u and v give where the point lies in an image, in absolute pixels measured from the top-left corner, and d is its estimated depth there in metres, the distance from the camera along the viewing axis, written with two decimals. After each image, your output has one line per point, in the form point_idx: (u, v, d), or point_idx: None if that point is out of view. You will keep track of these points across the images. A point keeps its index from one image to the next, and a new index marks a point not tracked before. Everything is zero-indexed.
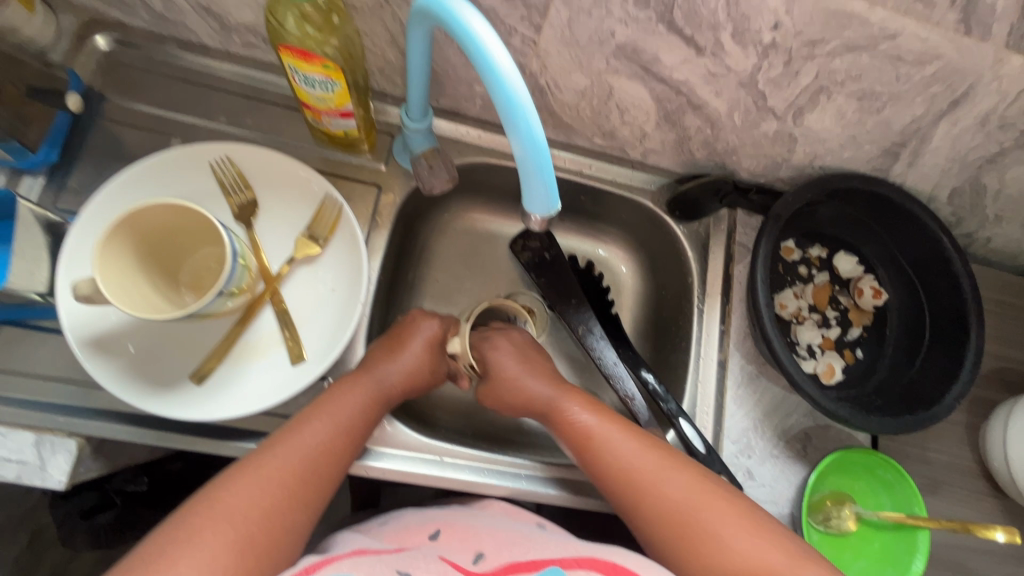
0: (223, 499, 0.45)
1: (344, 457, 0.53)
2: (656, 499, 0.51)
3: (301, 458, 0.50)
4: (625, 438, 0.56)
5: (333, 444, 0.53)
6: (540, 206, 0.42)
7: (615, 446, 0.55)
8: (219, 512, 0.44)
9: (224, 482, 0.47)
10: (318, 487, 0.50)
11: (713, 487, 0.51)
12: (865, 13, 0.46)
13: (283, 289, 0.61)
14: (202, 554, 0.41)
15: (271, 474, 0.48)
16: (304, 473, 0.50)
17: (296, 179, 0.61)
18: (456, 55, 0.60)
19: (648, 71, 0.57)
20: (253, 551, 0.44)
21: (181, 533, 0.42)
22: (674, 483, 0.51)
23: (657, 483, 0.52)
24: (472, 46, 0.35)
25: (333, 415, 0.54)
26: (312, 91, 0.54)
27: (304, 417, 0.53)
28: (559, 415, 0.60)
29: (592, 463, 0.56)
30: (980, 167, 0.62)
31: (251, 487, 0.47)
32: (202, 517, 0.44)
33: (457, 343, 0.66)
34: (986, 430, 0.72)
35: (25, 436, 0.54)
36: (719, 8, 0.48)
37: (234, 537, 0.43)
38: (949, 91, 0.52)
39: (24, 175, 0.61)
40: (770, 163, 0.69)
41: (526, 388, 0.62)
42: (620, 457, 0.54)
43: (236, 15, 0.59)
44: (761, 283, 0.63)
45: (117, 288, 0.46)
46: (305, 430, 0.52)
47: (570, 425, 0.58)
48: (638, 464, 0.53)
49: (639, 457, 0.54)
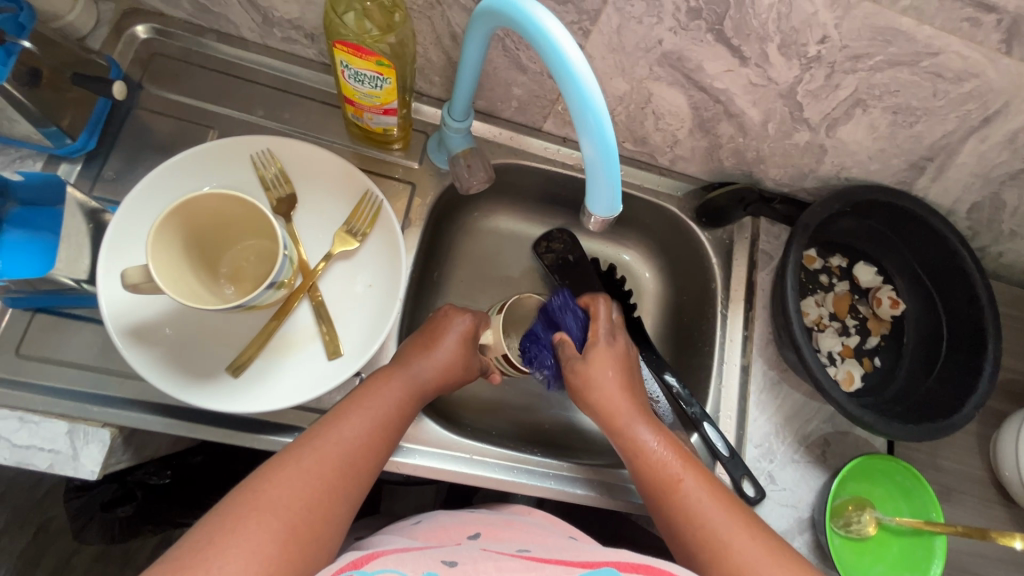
0: (267, 491, 0.45)
1: (383, 449, 0.54)
2: (739, 570, 0.49)
3: (342, 450, 0.50)
4: (713, 502, 0.53)
5: (371, 437, 0.53)
6: (603, 207, 0.43)
7: (701, 510, 0.53)
8: (264, 504, 0.44)
9: (266, 473, 0.47)
10: (358, 481, 0.50)
11: (799, 570, 0.49)
12: (912, 30, 0.47)
13: (320, 284, 0.61)
14: (247, 543, 0.42)
15: (312, 467, 0.48)
16: (344, 467, 0.50)
17: (336, 174, 0.62)
18: (500, 57, 0.61)
19: (689, 79, 0.58)
20: (296, 542, 0.44)
21: (226, 522, 0.42)
22: (758, 559, 0.49)
23: (740, 557, 0.50)
24: (548, 48, 0.36)
25: (369, 412, 0.54)
26: (360, 87, 0.54)
27: (343, 411, 0.54)
28: (649, 466, 0.57)
29: (670, 519, 0.54)
30: (1003, 184, 0.64)
31: (292, 477, 0.47)
32: (246, 505, 0.44)
33: (490, 334, 0.67)
34: (997, 440, 0.74)
35: (58, 426, 0.53)
36: (770, 21, 0.49)
37: (277, 528, 0.43)
38: (982, 109, 0.54)
39: (62, 162, 0.61)
40: (797, 173, 0.70)
41: (619, 422, 0.60)
42: (705, 521, 0.52)
43: (282, 9, 0.60)
44: (790, 289, 0.65)
45: (167, 275, 0.46)
46: (344, 425, 0.52)
47: (657, 475, 0.56)
48: (723, 533, 0.51)
49: (725, 526, 0.52)
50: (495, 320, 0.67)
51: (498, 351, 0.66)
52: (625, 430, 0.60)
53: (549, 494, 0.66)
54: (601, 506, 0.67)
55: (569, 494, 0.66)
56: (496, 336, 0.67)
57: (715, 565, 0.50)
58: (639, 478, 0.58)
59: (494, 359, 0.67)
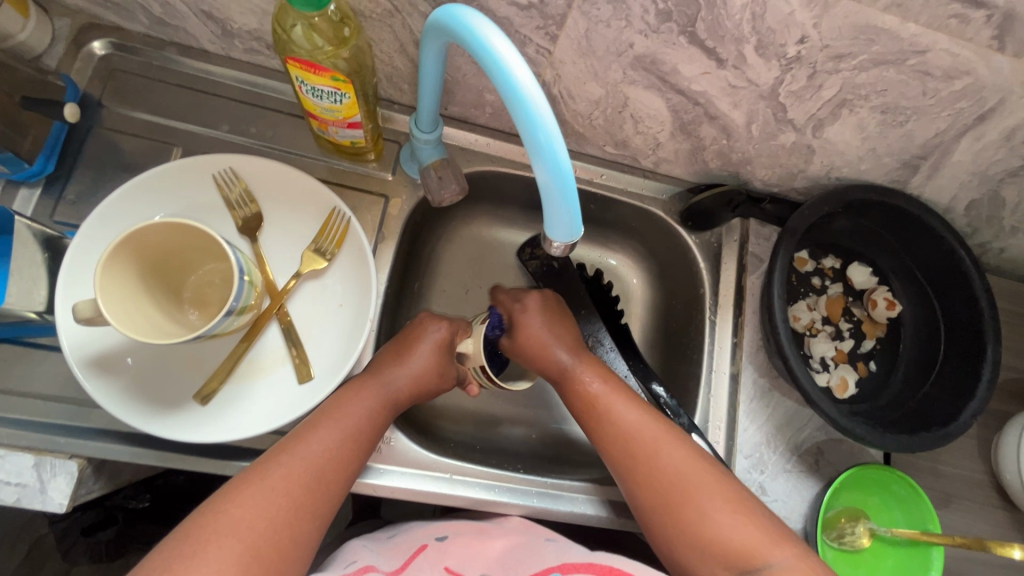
0: (227, 512, 0.44)
1: (354, 462, 0.52)
2: (655, 469, 0.55)
3: (310, 464, 0.49)
4: (633, 409, 0.59)
5: (341, 449, 0.51)
6: (562, 231, 0.41)
7: (619, 413, 0.58)
8: (225, 528, 0.43)
9: (228, 494, 0.46)
10: (328, 495, 0.49)
11: (710, 467, 0.54)
12: (897, 28, 0.44)
13: (290, 304, 0.59)
14: (206, 568, 0.41)
15: (277, 484, 0.47)
16: (311, 482, 0.48)
17: (302, 190, 0.60)
18: (466, 63, 0.59)
19: (665, 82, 0.55)
20: (260, 563, 0.43)
21: (185, 551, 0.42)
22: (672, 455, 0.55)
23: (653, 456, 0.55)
24: (492, 65, 0.34)
25: (339, 422, 0.53)
26: (320, 102, 0.52)
27: (311, 424, 0.52)
28: (574, 383, 0.62)
29: (592, 426, 0.59)
30: (1000, 181, 0.61)
31: (254, 497, 0.45)
32: (206, 530, 0.43)
33: (470, 343, 0.63)
34: (999, 443, 0.71)
35: (25, 458, 0.52)
36: (745, 21, 0.46)
37: (239, 551, 0.43)
38: (976, 106, 0.51)
39: (20, 187, 0.59)
40: (785, 173, 0.67)
41: (548, 354, 0.64)
42: (624, 424, 0.57)
43: (239, 20, 0.57)
44: (777, 297, 0.62)
45: (119, 308, 0.45)
46: (310, 439, 0.50)
47: (580, 389, 0.61)
48: (641, 432, 0.57)
49: (644, 427, 0.57)
50: (477, 329, 0.64)
51: (476, 361, 0.62)
52: (548, 364, 0.64)
53: (532, 513, 0.64)
54: (587, 523, 0.65)
55: (557, 512, 0.64)
56: (475, 346, 0.62)
57: (636, 461, 0.55)
58: (566, 395, 0.63)
59: (472, 369, 0.64)
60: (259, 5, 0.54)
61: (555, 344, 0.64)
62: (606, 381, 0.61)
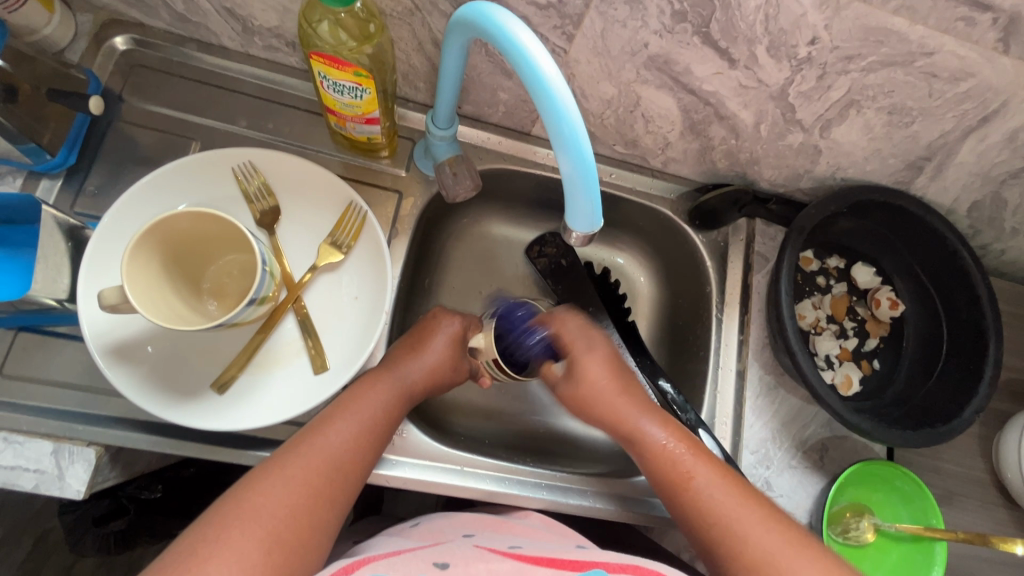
0: (252, 499, 0.45)
1: (370, 451, 0.53)
2: (729, 533, 0.51)
3: (330, 454, 0.50)
4: (700, 464, 0.55)
5: (359, 439, 0.52)
6: (583, 222, 0.42)
7: (700, 481, 0.54)
8: (249, 512, 0.44)
9: (250, 480, 0.46)
10: (347, 485, 0.50)
11: (782, 524, 0.51)
12: (905, 30, 0.45)
13: (306, 297, 0.60)
14: (231, 552, 0.41)
15: (296, 473, 0.47)
16: (331, 471, 0.49)
17: (320, 185, 0.61)
18: (483, 62, 0.60)
19: (678, 82, 0.56)
20: (281, 550, 0.43)
21: (209, 532, 0.42)
22: (742, 515, 0.51)
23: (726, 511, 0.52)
24: (520, 58, 0.36)
25: (357, 414, 0.54)
26: (340, 98, 0.53)
27: (330, 415, 0.53)
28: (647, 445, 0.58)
29: (683, 502, 0.54)
30: (1003, 182, 0.63)
31: (277, 485, 0.46)
32: (231, 515, 0.43)
33: (481, 338, 0.63)
34: (1000, 442, 0.72)
35: (43, 445, 0.53)
36: (757, 22, 0.48)
37: (261, 536, 0.43)
38: (980, 108, 0.52)
39: (41, 178, 0.60)
40: (792, 174, 0.68)
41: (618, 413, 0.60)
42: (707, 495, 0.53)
43: (260, 18, 0.58)
44: (784, 294, 0.64)
45: (143, 295, 0.45)
46: (329, 430, 0.51)
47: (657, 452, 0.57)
48: (710, 493, 0.53)
49: (714, 488, 0.53)
50: (488, 324, 0.64)
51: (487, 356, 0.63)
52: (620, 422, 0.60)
53: (542, 504, 0.65)
54: (595, 515, 0.66)
55: (566, 506, 0.65)
56: (486, 340, 0.63)
57: (710, 526, 0.52)
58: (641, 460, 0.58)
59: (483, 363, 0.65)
60: (281, 3, 0.56)
61: (625, 402, 0.61)
62: (670, 433, 0.58)
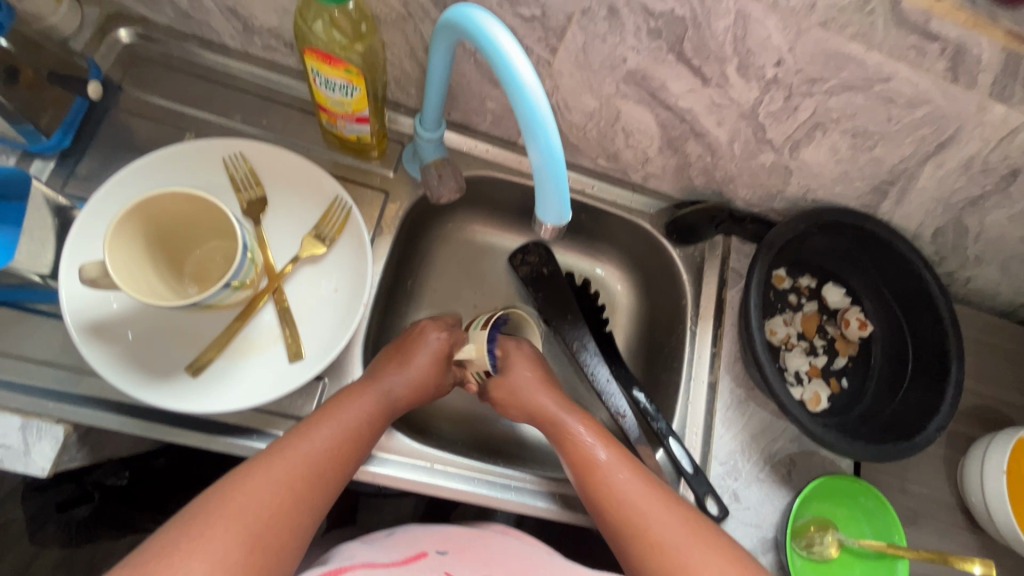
0: (236, 497, 0.44)
1: (351, 460, 0.53)
2: (647, 534, 0.52)
3: (313, 459, 0.49)
4: (626, 472, 0.56)
5: (343, 446, 0.52)
6: (552, 214, 0.44)
7: (613, 479, 0.56)
8: (234, 511, 0.43)
9: (236, 478, 0.46)
10: (328, 490, 0.49)
11: (705, 532, 0.52)
12: (862, 56, 0.49)
13: (286, 286, 0.61)
14: (213, 548, 0.40)
15: (282, 476, 0.47)
16: (314, 476, 0.49)
17: (308, 179, 0.63)
18: (471, 70, 0.63)
19: (655, 97, 0.59)
20: (263, 550, 0.43)
21: (192, 527, 0.41)
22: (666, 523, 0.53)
23: (651, 516, 0.53)
24: (497, 58, 0.38)
25: (341, 422, 0.53)
26: (332, 95, 0.56)
27: (313, 421, 0.53)
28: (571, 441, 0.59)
29: (588, 492, 0.56)
30: (963, 210, 0.66)
31: (263, 485, 0.46)
32: (215, 510, 0.43)
33: (472, 348, 0.66)
34: (964, 464, 0.74)
35: (12, 420, 0.53)
36: (727, 43, 0.51)
37: (243, 535, 0.42)
38: (936, 134, 0.55)
39: (36, 158, 0.61)
40: (765, 193, 0.71)
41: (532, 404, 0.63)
42: (620, 490, 0.55)
43: (261, 18, 0.61)
44: (754, 307, 0.65)
45: (126, 274, 0.47)
46: (315, 435, 0.51)
47: (577, 446, 0.59)
48: (635, 500, 0.54)
49: (637, 492, 0.55)
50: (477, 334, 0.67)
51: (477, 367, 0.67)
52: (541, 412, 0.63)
53: (509, 505, 0.65)
54: (558, 519, 0.65)
55: (535, 509, 0.65)
56: (476, 351, 0.66)
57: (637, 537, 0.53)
58: (563, 450, 0.60)
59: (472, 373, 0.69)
60: (281, 5, 0.58)
61: (541, 394, 0.63)
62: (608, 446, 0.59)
